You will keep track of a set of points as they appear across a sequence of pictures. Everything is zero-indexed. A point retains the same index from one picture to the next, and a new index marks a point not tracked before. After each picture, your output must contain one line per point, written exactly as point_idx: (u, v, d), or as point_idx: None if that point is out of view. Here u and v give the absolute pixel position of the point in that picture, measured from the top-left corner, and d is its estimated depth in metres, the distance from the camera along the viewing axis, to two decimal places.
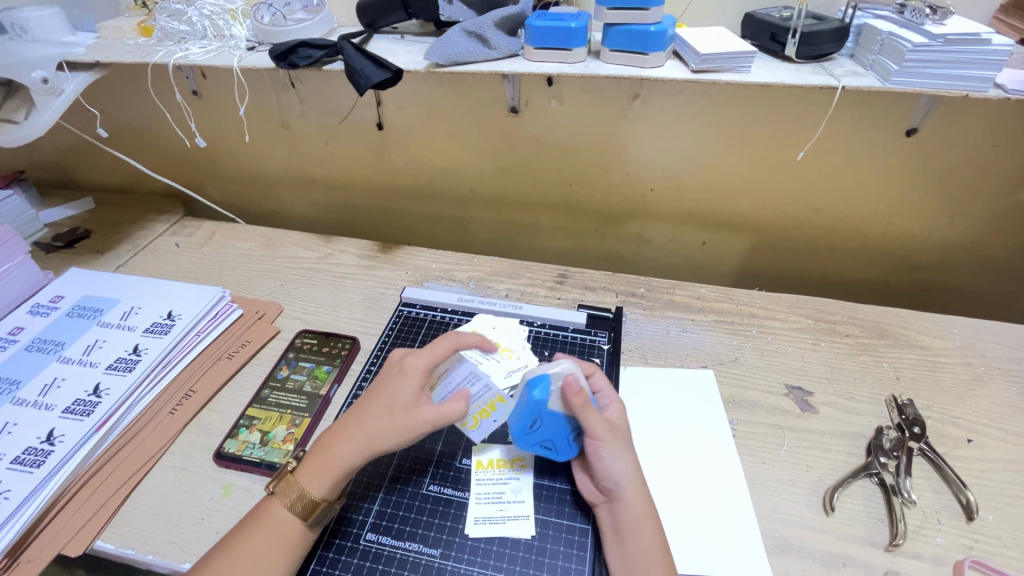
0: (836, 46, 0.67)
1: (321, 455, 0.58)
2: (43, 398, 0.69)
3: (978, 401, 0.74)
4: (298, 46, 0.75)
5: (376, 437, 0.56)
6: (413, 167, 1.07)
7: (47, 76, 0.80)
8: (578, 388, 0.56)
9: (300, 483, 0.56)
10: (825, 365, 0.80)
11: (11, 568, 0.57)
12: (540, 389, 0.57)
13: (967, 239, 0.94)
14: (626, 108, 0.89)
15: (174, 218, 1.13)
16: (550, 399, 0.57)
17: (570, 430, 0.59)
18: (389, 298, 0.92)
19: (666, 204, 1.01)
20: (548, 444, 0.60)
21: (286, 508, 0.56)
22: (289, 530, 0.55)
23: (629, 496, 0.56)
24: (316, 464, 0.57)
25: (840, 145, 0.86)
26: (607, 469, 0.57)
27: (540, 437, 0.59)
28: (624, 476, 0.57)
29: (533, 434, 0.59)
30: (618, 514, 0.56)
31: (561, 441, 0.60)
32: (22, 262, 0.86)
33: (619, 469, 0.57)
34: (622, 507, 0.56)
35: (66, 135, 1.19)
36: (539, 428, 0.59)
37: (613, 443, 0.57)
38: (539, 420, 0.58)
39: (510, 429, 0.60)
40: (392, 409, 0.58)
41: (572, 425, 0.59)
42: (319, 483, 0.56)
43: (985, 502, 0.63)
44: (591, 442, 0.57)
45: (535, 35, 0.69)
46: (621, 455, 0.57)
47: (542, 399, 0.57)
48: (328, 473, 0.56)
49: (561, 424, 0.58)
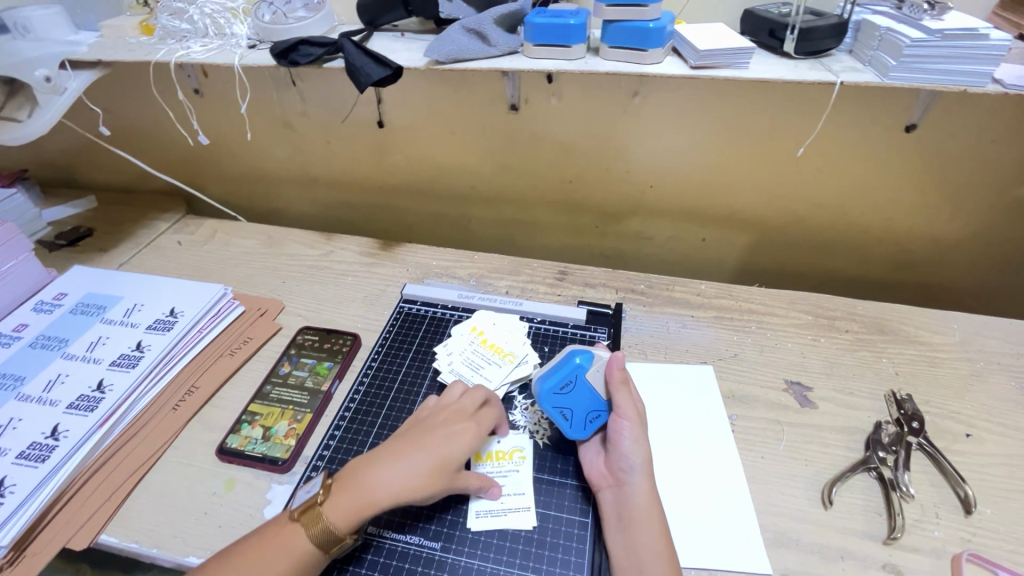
0: (835, 42, 0.67)
1: (352, 485, 0.56)
2: (48, 394, 0.70)
3: (977, 396, 0.74)
4: (299, 43, 0.75)
5: (414, 476, 0.57)
6: (414, 165, 1.08)
7: (50, 75, 0.80)
8: (620, 365, 0.63)
9: (327, 518, 0.54)
10: (824, 360, 0.80)
11: (17, 562, 0.58)
12: (581, 358, 0.65)
13: (967, 235, 0.94)
14: (626, 104, 0.89)
15: (176, 216, 1.14)
16: (589, 369, 0.65)
17: (593, 407, 0.63)
18: (390, 295, 0.92)
19: (666, 201, 1.01)
20: (568, 415, 0.64)
21: (306, 537, 0.54)
22: (308, 560, 0.53)
23: (640, 483, 0.57)
24: (350, 498, 0.55)
25: (841, 142, 0.87)
26: (626, 450, 0.59)
27: (564, 403, 0.64)
28: (640, 461, 0.59)
29: (559, 397, 0.64)
30: (625, 500, 0.57)
31: (580, 416, 0.63)
32: (26, 260, 0.86)
33: (636, 452, 0.59)
34: (632, 492, 0.57)
35: (69, 133, 1.20)
36: (566, 394, 0.64)
37: (636, 428, 0.60)
38: (571, 383, 0.64)
39: (538, 387, 0.65)
40: (434, 447, 0.59)
41: (601, 403, 0.63)
42: (346, 518, 0.55)
43: (984, 496, 0.63)
44: (616, 419, 0.61)
45: (535, 32, 0.69)
46: (641, 442, 0.60)
47: (581, 365, 0.65)
48: (358, 511, 0.55)
49: (588, 399, 0.64)
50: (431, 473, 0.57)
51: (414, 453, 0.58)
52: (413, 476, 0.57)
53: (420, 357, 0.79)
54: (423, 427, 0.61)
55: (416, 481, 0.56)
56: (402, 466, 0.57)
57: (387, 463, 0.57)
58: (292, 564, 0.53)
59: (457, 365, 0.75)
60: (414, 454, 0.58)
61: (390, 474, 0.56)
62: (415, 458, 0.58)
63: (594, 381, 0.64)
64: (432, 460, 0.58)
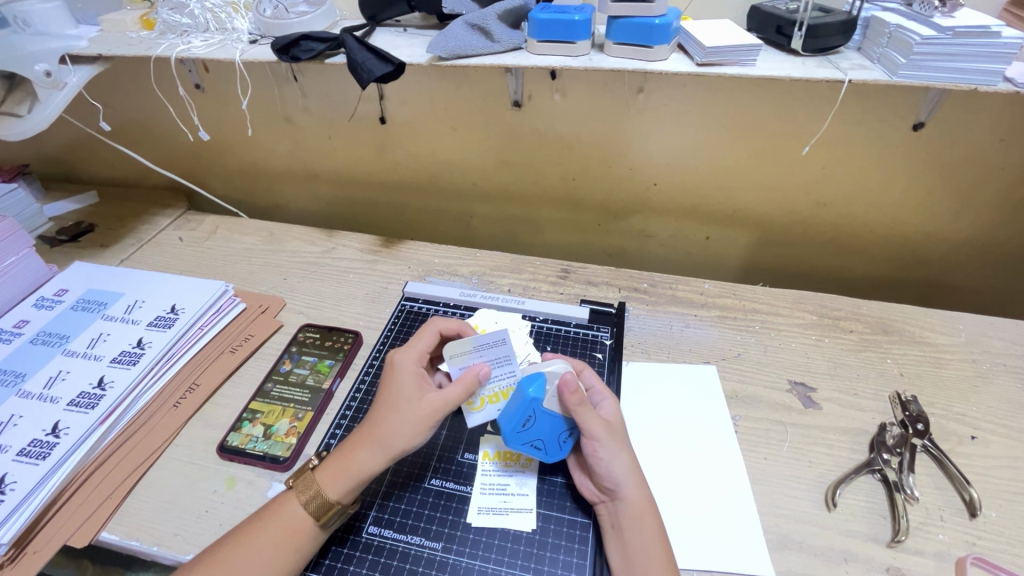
0: (843, 39, 0.66)
1: (339, 460, 0.57)
2: (48, 391, 0.70)
3: (983, 398, 0.73)
4: (300, 38, 0.75)
5: (399, 430, 0.56)
6: (416, 162, 1.07)
7: (50, 69, 0.80)
8: (574, 387, 0.56)
9: (319, 483, 0.56)
10: (829, 361, 0.79)
11: (17, 559, 0.58)
12: (533, 388, 0.57)
13: (974, 235, 0.93)
14: (631, 101, 0.88)
15: (177, 212, 1.13)
16: (544, 398, 0.57)
17: (561, 429, 0.59)
18: (392, 293, 0.92)
19: (670, 199, 1.00)
20: (540, 443, 0.60)
21: (299, 505, 0.56)
22: (301, 529, 0.55)
23: (627, 496, 0.56)
24: (338, 464, 0.57)
25: (848, 140, 0.86)
26: (604, 468, 0.57)
27: (531, 436, 0.59)
28: (623, 474, 0.57)
29: (525, 433, 0.59)
30: (618, 513, 0.57)
31: (552, 441, 0.60)
32: (27, 255, 0.86)
33: (614, 468, 0.57)
34: (621, 506, 0.56)
35: (70, 128, 1.19)
36: (530, 426, 0.59)
37: (611, 441, 0.58)
38: (531, 418, 0.58)
39: (502, 428, 0.60)
40: (402, 401, 0.58)
41: (564, 423, 0.59)
42: (336, 485, 0.56)
43: (989, 499, 0.63)
44: (586, 440, 0.58)
45: (539, 28, 0.68)
46: (621, 454, 0.58)
47: (536, 398, 0.57)
48: (344, 474, 0.56)
49: (555, 424, 0.59)
50: (413, 423, 0.57)
51: (390, 413, 0.58)
52: (397, 428, 0.56)
53: None
54: (390, 385, 0.61)
55: (399, 433, 0.56)
56: (381, 423, 0.57)
57: (368, 431, 0.58)
58: (286, 533, 0.54)
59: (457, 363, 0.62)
60: (388, 414, 0.58)
61: (372, 437, 0.57)
62: (394, 410, 0.58)
63: (552, 405, 0.58)
64: (407, 413, 0.57)
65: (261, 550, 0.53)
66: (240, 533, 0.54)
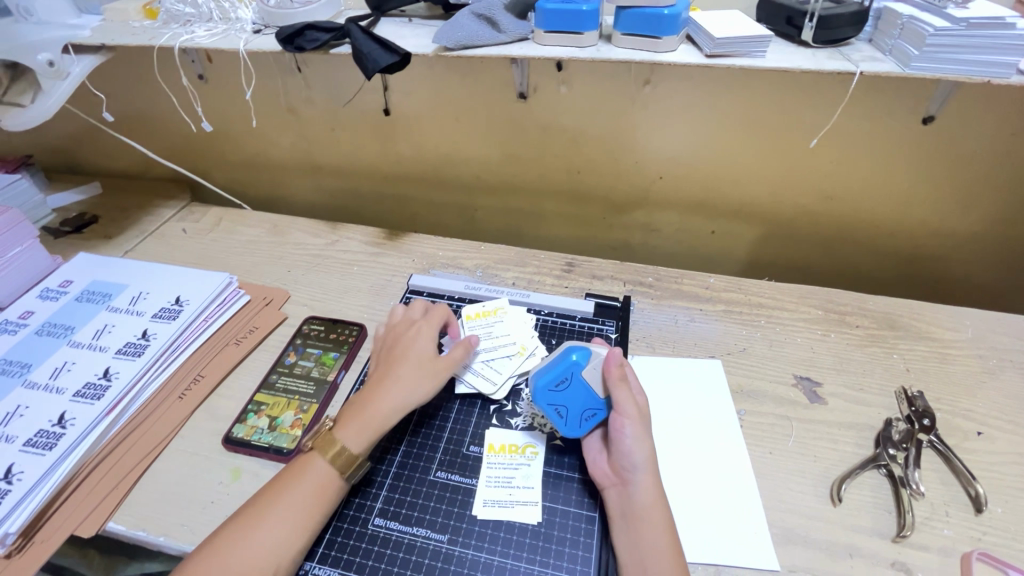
0: (854, 30, 0.65)
1: (361, 403, 0.63)
2: (54, 382, 0.70)
3: (989, 393, 0.73)
4: (304, 28, 0.74)
5: (414, 381, 0.65)
6: (420, 154, 1.07)
7: (53, 59, 0.79)
8: (617, 361, 0.62)
9: (342, 441, 0.59)
10: (835, 356, 0.79)
11: (24, 548, 0.58)
12: (578, 354, 0.63)
13: (982, 230, 0.93)
14: (637, 93, 0.87)
15: (181, 204, 1.13)
16: (585, 367, 0.62)
17: (590, 405, 0.62)
18: (396, 285, 0.92)
19: (675, 192, 1.00)
20: (562, 412, 0.63)
21: (323, 463, 0.58)
22: (325, 488, 0.57)
23: (643, 482, 0.56)
24: (358, 419, 0.61)
25: (856, 133, 0.85)
26: (627, 449, 0.58)
27: (559, 400, 0.62)
28: (642, 459, 0.58)
29: (554, 394, 0.62)
30: (630, 498, 0.57)
31: (575, 413, 0.62)
32: (31, 246, 0.86)
33: (636, 451, 0.57)
34: (635, 491, 0.56)
35: (72, 118, 1.19)
36: (562, 390, 0.62)
37: (637, 426, 0.59)
38: (567, 380, 0.62)
39: (532, 384, 0.63)
40: (417, 354, 0.67)
41: (596, 400, 0.62)
42: (355, 438, 0.60)
43: (995, 495, 0.63)
44: (615, 417, 0.59)
45: (546, 18, 0.67)
46: (644, 439, 0.58)
47: (576, 362, 0.62)
48: (365, 426, 0.61)
49: (586, 397, 0.62)
50: (426, 374, 0.66)
51: (406, 366, 0.66)
52: (416, 379, 0.65)
53: None
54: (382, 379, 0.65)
55: (415, 385, 0.65)
56: (354, 416, 0.62)
57: (388, 378, 0.65)
58: (312, 492, 0.56)
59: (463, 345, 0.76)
60: (405, 365, 0.66)
61: (391, 387, 0.64)
62: (412, 363, 0.66)
63: (591, 378, 0.62)
64: (423, 363, 0.66)
65: (286, 511, 0.55)
66: (261, 503, 0.56)
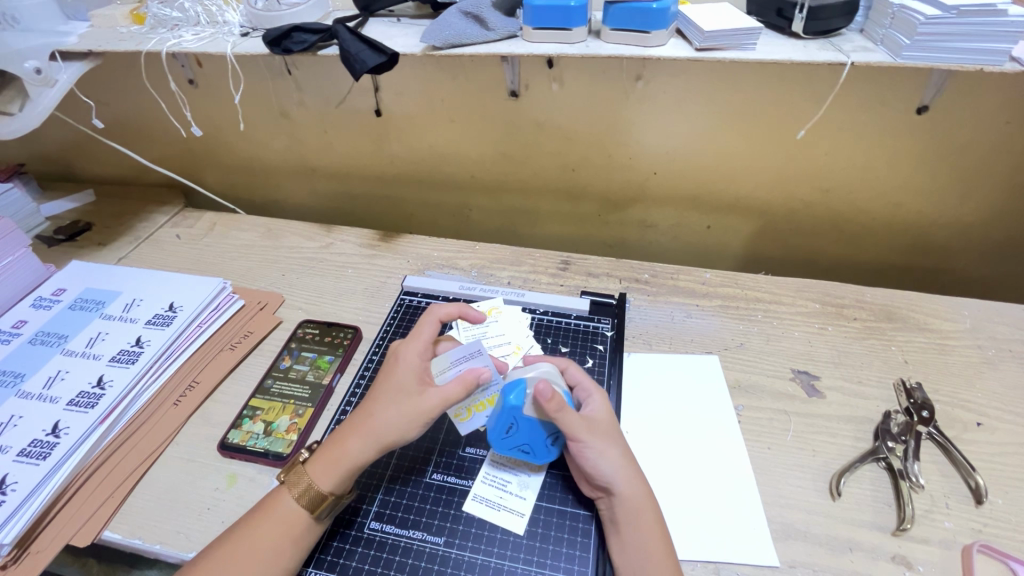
0: (845, 21, 0.65)
1: (333, 446, 0.57)
2: (48, 391, 0.70)
3: (989, 384, 0.73)
4: (292, 30, 0.73)
5: (393, 423, 0.56)
6: (413, 155, 1.06)
7: (40, 66, 0.79)
8: (549, 394, 0.54)
9: (310, 476, 0.55)
10: (832, 349, 0.78)
11: (20, 559, 0.58)
12: (514, 396, 0.57)
13: (978, 219, 0.92)
14: (629, 89, 0.87)
15: (175, 209, 1.13)
16: (525, 406, 0.57)
17: (548, 434, 0.59)
18: (390, 287, 0.91)
19: (670, 188, 0.99)
20: (527, 448, 0.60)
21: (291, 500, 0.55)
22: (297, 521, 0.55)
23: (620, 493, 0.55)
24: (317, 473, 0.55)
25: (851, 124, 0.84)
26: (592, 466, 0.56)
27: (518, 442, 0.60)
28: (614, 471, 0.56)
29: (510, 438, 0.60)
30: (614, 509, 0.56)
31: (539, 445, 0.60)
32: (23, 255, 0.86)
33: (603, 465, 0.56)
34: (616, 502, 0.56)
35: (63, 125, 1.18)
36: (516, 433, 0.59)
37: (596, 440, 0.57)
38: (514, 426, 0.58)
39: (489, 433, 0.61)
40: (406, 388, 0.58)
41: (549, 429, 0.59)
42: (327, 478, 0.55)
43: (995, 486, 0.62)
44: (571, 438, 0.57)
45: (535, 15, 0.67)
46: (612, 441, 0.58)
47: (515, 407, 0.57)
48: (335, 467, 0.55)
49: (539, 430, 0.59)
50: (409, 419, 0.56)
51: (388, 400, 0.57)
52: (399, 419, 0.56)
53: None
54: (374, 403, 0.58)
55: (396, 427, 0.56)
56: (329, 448, 0.57)
57: (375, 405, 0.58)
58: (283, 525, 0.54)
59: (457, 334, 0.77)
60: (390, 401, 0.57)
61: (378, 416, 0.56)
62: (394, 399, 0.57)
63: (534, 413, 0.58)
64: (408, 399, 0.57)
65: (258, 548, 0.52)
66: (239, 528, 0.54)
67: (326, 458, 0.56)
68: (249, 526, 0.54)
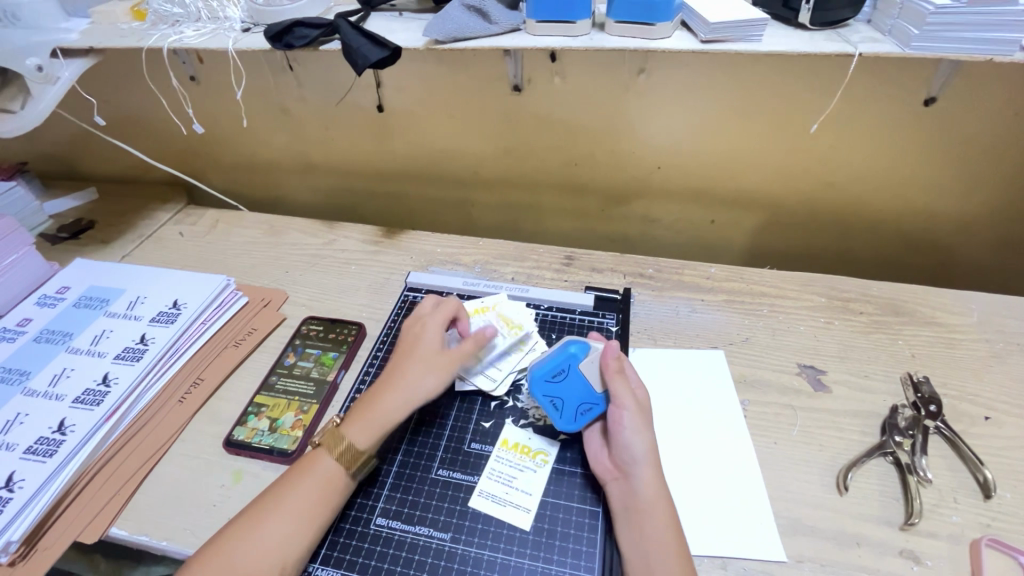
0: (853, 11, 0.64)
1: (352, 414, 0.62)
2: (53, 389, 0.70)
3: (997, 377, 0.72)
4: (293, 25, 0.73)
5: (425, 381, 0.64)
6: (415, 150, 1.06)
7: (41, 63, 0.79)
8: (615, 354, 0.63)
9: (346, 440, 0.59)
10: (839, 344, 0.78)
11: (28, 556, 0.58)
12: (577, 348, 0.65)
13: (986, 212, 0.91)
14: (633, 82, 0.86)
15: (177, 207, 1.13)
16: (585, 361, 0.64)
17: (586, 400, 0.63)
18: (393, 283, 0.91)
19: (674, 182, 0.99)
20: (558, 404, 0.64)
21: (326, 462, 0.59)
22: (313, 510, 0.56)
23: (643, 476, 0.56)
24: (337, 444, 0.59)
25: (858, 116, 0.84)
26: (626, 441, 0.58)
27: (556, 392, 0.64)
28: (642, 452, 0.57)
29: (551, 385, 0.64)
30: (631, 493, 0.56)
31: (571, 406, 0.63)
32: (27, 254, 0.86)
33: (636, 444, 0.57)
34: (636, 484, 0.56)
35: (65, 123, 1.18)
36: (560, 382, 0.64)
37: (637, 418, 0.59)
38: (564, 372, 0.64)
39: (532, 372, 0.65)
40: (422, 351, 0.67)
41: (592, 396, 0.63)
42: (363, 436, 0.60)
43: (1004, 480, 0.62)
44: (614, 408, 0.60)
45: (538, 8, 0.66)
46: (645, 428, 0.59)
47: (575, 354, 0.64)
48: (368, 426, 0.61)
49: (582, 389, 0.63)
50: (437, 376, 0.65)
51: (415, 363, 0.65)
52: (422, 378, 0.64)
53: None
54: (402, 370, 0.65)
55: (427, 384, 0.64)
56: (358, 413, 0.62)
57: (403, 371, 0.65)
58: (297, 511, 0.55)
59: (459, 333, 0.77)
60: (407, 365, 0.65)
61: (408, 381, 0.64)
62: (419, 361, 0.66)
63: (589, 373, 0.63)
64: (426, 360, 0.66)
65: (277, 523, 0.54)
66: (261, 507, 0.55)
67: (358, 419, 0.61)
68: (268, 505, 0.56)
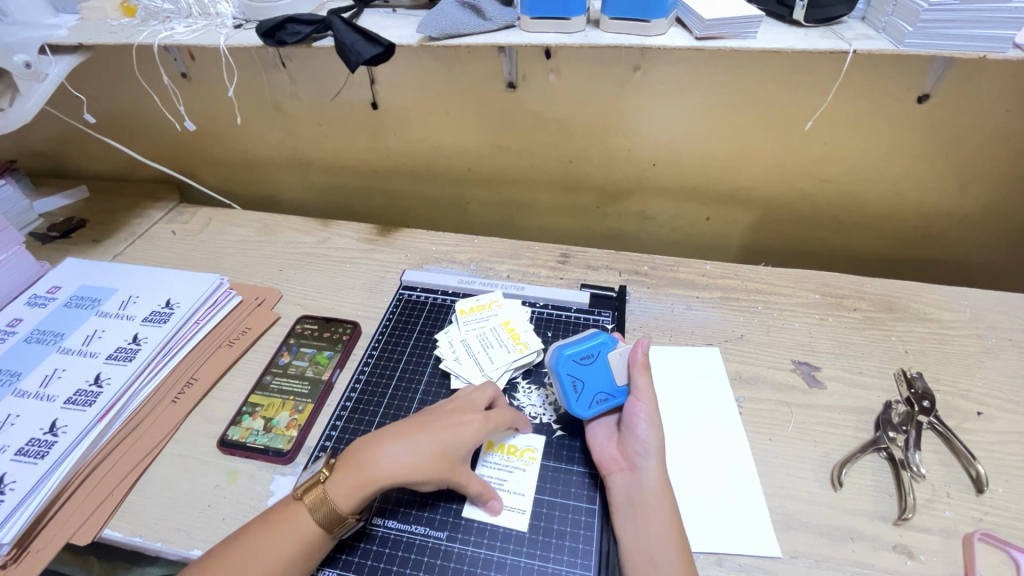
0: (847, 8, 0.64)
1: (390, 432, 0.58)
2: (44, 390, 0.69)
3: (989, 372, 0.73)
4: (285, 21, 0.72)
5: (431, 459, 0.56)
6: (410, 148, 1.05)
7: (30, 60, 0.77)
8: (646, 351, 0.64)
9: (330, 494, 0.54)
10: (833, 340, 0.78)
11: (20, 558, 0.58)
12: (609, 339, 0.65)
13: (978, 208, 0.92)
14: (628, 79, 0.86)
15: (170, 205, 1.12)
16: (614, 351, 0.64)
17: (606, 388, 0.63)
18: (388, 282, 0.91)
19: (669, 179, 0.99)
20: (576, 386, 0.63)
21: (308, 515, 0.54)
22: (313, 542, 0.53)
23: (653, 468, 0.57)
24: (351, 476, 0.55)
25: (852, 113, 0.84)
26: (642, 434, 0.59)
27: (580, 373, 0.63)
28: (654, 446, 0.59)
29: (576, 365, 0.63)
30: (638, 484, 0.57)
31: (589, 391, 0.63)
32: (17, 253, 0.85)
33: (650, 437, 0.59)
34: (644, 476, 0.57)
35: (55, 121, 1.17)
36: (586, 366, 0.63)
37: (654, 413, 0.61)
38: (593, 356, 0.64)
39: (559, 349, 0.64)
40: (486, 414, 0.61)
41: (613, 386, 0.63)
42: (345, 497, 0.54)
43: (996, 474, 0.62)
44: (632, 402, 0.61)
45: (532, 4, 0.66)
46: (657, 427, 0.60)
47: (606, 342, 0.64)
48: (357, 488, 0.54)
49: (606, 378, 0.63)
50: (445, 460, 0.56)
51: (437, 427, 0.58)
52: (463, 442, 0.58)
53: (421, 344, 0.78)
54: (416, 430, 0.58)
55: (431, 461, 0.56)
56: (350, 467, 0.55)
57: (414, 431, 0.57)
58: (298, 546, 0.52)
59: (456, 329, 0.77)
60: (467, 414, 0.60)
61: (417, 447, 0.56)
62: (471, 419, 0.59)
63: (615, 364, 0.63)
64: (483, 424, 0.60)
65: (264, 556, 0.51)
66: (247, 539, 0.52)
67: (349, 472, 0.55)
68: (259, 535, 0.53)
